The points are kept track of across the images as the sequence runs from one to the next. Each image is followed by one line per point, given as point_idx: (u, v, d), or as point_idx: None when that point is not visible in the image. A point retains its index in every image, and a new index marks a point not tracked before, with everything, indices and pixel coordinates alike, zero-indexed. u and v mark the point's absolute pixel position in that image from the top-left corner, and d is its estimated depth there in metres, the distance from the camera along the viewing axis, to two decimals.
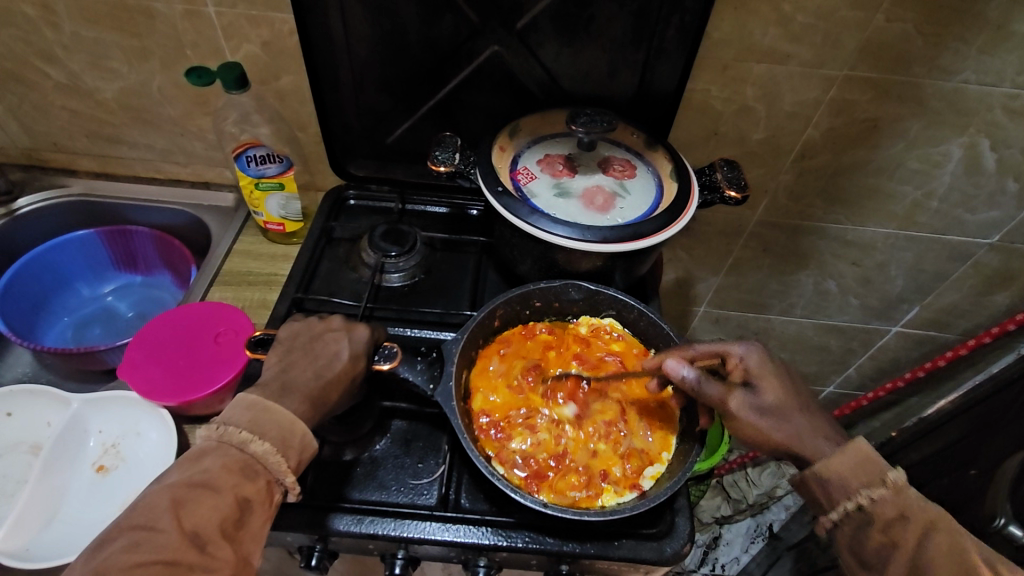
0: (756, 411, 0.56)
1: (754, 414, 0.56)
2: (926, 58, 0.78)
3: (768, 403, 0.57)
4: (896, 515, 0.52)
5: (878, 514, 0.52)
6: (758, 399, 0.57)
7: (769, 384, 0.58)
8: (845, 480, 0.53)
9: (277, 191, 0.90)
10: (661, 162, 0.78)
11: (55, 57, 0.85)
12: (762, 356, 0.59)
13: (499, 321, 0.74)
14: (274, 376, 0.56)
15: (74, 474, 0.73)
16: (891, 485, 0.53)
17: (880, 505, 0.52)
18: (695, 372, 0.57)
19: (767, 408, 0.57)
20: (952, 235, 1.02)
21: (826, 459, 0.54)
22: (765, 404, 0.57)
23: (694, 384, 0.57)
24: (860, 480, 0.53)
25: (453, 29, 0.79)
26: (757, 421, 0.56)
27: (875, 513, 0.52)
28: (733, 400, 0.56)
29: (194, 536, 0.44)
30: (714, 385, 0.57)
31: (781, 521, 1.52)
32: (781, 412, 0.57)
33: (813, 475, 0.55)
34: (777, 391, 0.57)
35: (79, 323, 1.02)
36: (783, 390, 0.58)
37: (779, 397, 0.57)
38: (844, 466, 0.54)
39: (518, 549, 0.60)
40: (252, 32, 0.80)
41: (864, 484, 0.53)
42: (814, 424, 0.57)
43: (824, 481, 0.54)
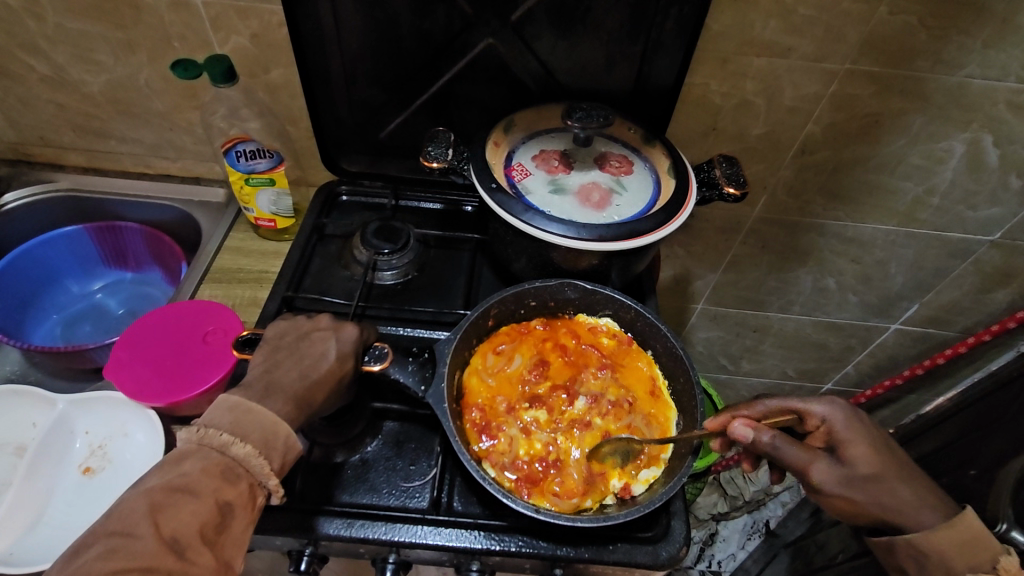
0: (845, 478, 0.58)
1: (842, 481, 0.58)
2: (929, 52, 0.77)
3: (858, 471, 0.58)
4: None
5: None
6: (845, 466, 0.58)
7: (858, 449, 0.59)
8: (947, 560, 0.57)
9: (268, 187, 0.89)
10: (659, 157, 0.76)
11: (39, 49, 0.83)
12: (847, 418, 0.61)
13: (493, 320, 0.72)
14: (259, 376, 0.55)
15: (59, 476, 0.71)
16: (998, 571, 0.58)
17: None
18: (774, 436, 0.57)
19: (857, 477, 0.58)
20: (952, 232, 1.01)
21: (932, 534, 0.57)
22: (856, 473, 0.58)
23: (771, 447, 0.57)
24: (965, 563, 0.57)
25: (447, 21, 0.77)
26: (845, 488, 0.58)
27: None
28: (819, 467, 0.58)
29: (173, 542, 0.42)
30: (796, 449, 0.58)
31: (778, 517, 1.51)
32: (873, 481, 0.58)
33: (909, 545, 0.57)
34: (868, 457, 0.59)
35: (68, 320, 1.00)
36: (874, 457, 0.59)
37: (868, 465, 0.58)
38: (949, 546, 0.57)
39: (511, 554, 0.59)
40: (241, 24, 0.78)
41: (967, 566, 0.57)
42: (907, 492, 0.59)
43: (924, 556, 0.57)
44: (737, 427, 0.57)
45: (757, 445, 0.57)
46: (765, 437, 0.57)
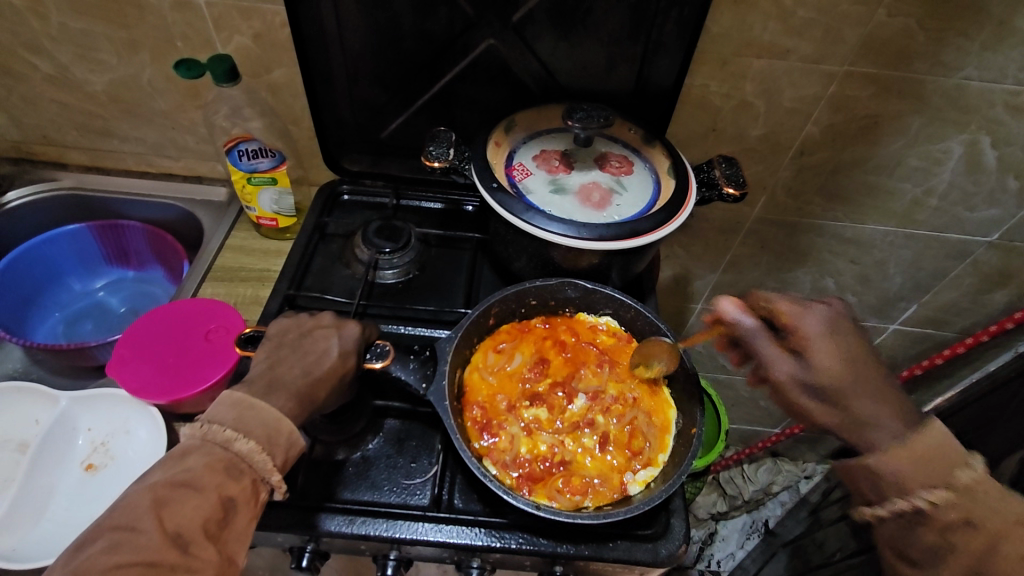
0: (804, 374, 0.57)
1: (798, 377, 0.58)
2: (927, 54, 0.77)
3: (820, 372, 0.57)
4: (960, 520, 0.50)
5: (937, 517, 0.51)
6: (811, 364, 0.57)
7: (824, 351, 0.57)
8: (902, 481, 0.52)
9: (270, 185, 0.89)
10: (659, 157, 0.77)
11: (42, 48, 0.84)
12: (831, 326, 0.59)
13: (494, 319, 0.73)
14: (262, 372, 0.55)
15: (62, 473, 0.72)
16: (959, 490, 0.51)
17: (941, 509, 0.51)
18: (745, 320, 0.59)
19: (817, 376, 0.57)
20: (951, 233, 1.02)
21: (882, 453, 0.53)
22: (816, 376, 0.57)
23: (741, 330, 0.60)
24: (922, 480, 0.51)
25: (448, 22, 0.78)
26: (799, 383, 0.58)
27: (935, 515, 0.51)
28: (771, 363, 0.59)
29: (176, 536, 0.43)
30: (766, 340, 0.59)
31: (777, 517, 1.51)
32: (831, 387, 0.56)
33: (866, 468, 0.53)
34: (832, 363, 0.57)
35: (70, 318, 1.01)
36: (843, 366, 0.57)
37: (832, 368, 0.57)
38: (907, 466, 0.52)
39: (511, 551, 0.60)
40: (243, 23, 0.79)
41: (925, 486, 0.51)
42: (874, 406, 0.55)
43: (877, 476, 0.53)
44: (724, 303, 0.60)
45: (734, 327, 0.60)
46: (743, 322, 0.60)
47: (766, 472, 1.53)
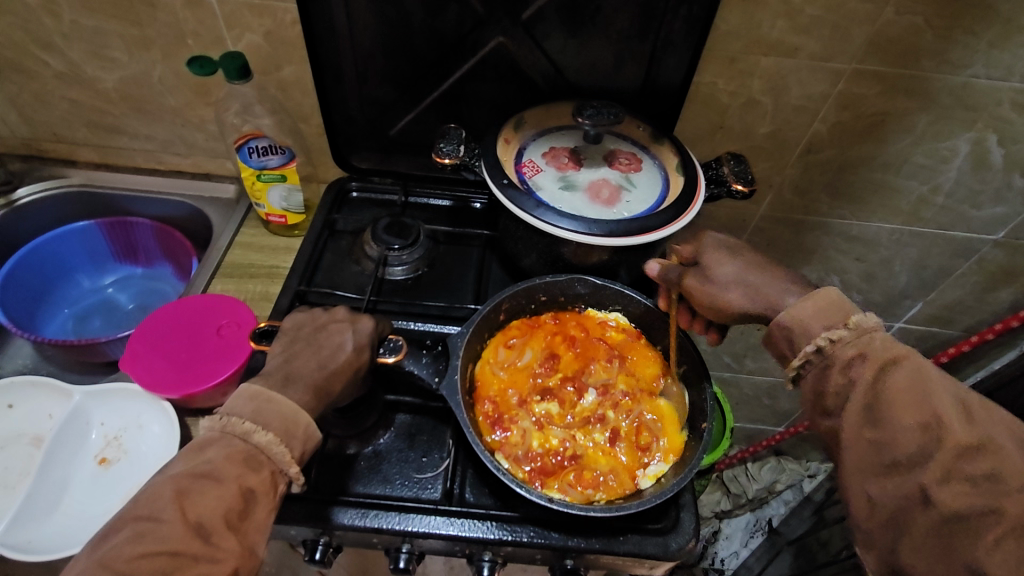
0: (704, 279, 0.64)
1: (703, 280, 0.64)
2: (934, 52, 0.78)
3: (716, 272, 0.63)
4: (856, 354, 0.53)
5: (838, 354, 0.54)
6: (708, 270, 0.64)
7: (716, 257, 0.64)
8: (807, 329, 0.55)
9: (280, 183, 0.90)
10: (667, 155, 0.77)
11: (55, 46, 0.84)
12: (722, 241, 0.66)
13: (504, 315, 0.73)
14: (278, 366, 0.56)
15: (75, 467, 0.72)
16: (853, 327, 0.53)
17: (839, 346, 0.54)
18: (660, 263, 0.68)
19: (716, 274, 0.63)
20: (956, 231, 1.02)
21: (784, 313, 0.57)
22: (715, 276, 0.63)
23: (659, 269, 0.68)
24: (821, 322, 0.55)
25: (458, 20, 0.78)
26: (705, 286, 0.63)
27: (832, 354, 0.54)
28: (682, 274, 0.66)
29: (198, 526, 0.43)
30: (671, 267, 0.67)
31: (782, 515, 1.49)
32: (727, 283, 0.62)
33: (781, 330, 0.57)
34: (721, 264, 0.63)
35: (79, 315, 1.01)
36: (732, 264, 0.63)
37: (722, 271, 0.63)
38: (805, 314, 0.56)
39: (523, 544, 0.60)
40: (254, 21, 0.79)
41: (824, 326, 0.55)
42: (768, 284, 0.61)
43: (789, 333, 0.57)
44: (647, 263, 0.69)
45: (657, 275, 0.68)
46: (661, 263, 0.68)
47: (770, 471, 1.51)
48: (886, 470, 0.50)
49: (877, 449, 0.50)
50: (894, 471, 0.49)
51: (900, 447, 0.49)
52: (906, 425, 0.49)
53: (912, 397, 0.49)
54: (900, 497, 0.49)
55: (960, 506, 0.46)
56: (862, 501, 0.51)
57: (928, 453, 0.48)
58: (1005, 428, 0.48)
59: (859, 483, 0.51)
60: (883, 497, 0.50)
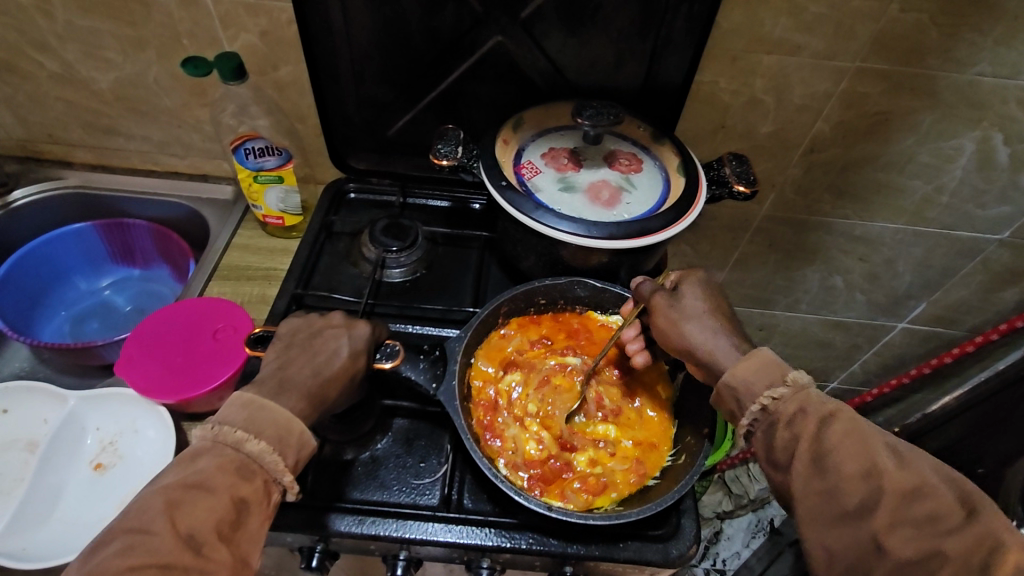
0: (671, 309, 0.60)
1: (669, 310, 0.60)
2: (940, 50, 0.76)
3: (683, 304, 0.60)
4: (796, 410, 0.50)
5: (779, 412, 0.51)
6: (677, 303, 0.61)
7: (692, 291, 0.61)
8: (750, 387, 0.53)
9: (276, 184, 0.89)
10: (668, 155, 0.76)
11: (49, 46, 0.83)
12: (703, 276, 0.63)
13: (504, 318, 0.72)
14: (272, 372, 0.55)
15: (70, 473, 0.72)
16: (791, 384, 0.52)
17: (781, 403, 0.51)
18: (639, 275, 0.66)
19: (682, 308, 0.60)
20: (961, 231, 1.01)
21: (731, 368, 0.54)
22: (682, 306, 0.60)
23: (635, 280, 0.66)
24: (763, 381, 0.52)
25: (456, 19, 0.77)
26: (672, 317, 0.60)
27: (776, 411, 0.51)
28: (654, 291, 0.62)
29: (189, 538, 0.43)
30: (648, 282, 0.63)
31: (782, 516, 1.52)
32: (692, 320, 0.59)
33: (725, 386, 0.54)
34: (692, 298, 0.61)
35: (76, 317, 1.00)
36: (705, 302, 0.60)
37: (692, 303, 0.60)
38: (751, 371, 0.53)
39: (522, 551, 0.59)
40: (250, 21, 0.78)
41: (767, 387, 0.52)
42: (727, 331, 0.58)
43: (733, 390, 0.54)
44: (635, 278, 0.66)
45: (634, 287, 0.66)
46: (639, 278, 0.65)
47: None
48: (838, 520, 0.46)
49: (826, 504, 0.47)
50: (848, 520, 0.46)
51: (850, 498, 0.45)
52: (850, 472, 0.46)
53: (852, 443, 0.47)
54: (855, 552, 0.45)
55: (914, 554, 0.43)
56: (822, 558, 0.47)
57: (873, 503, 0.45)
58: (933, 466, 0.46)
59: (815, 537, 0.47)
60: (838, 550, 0.46)
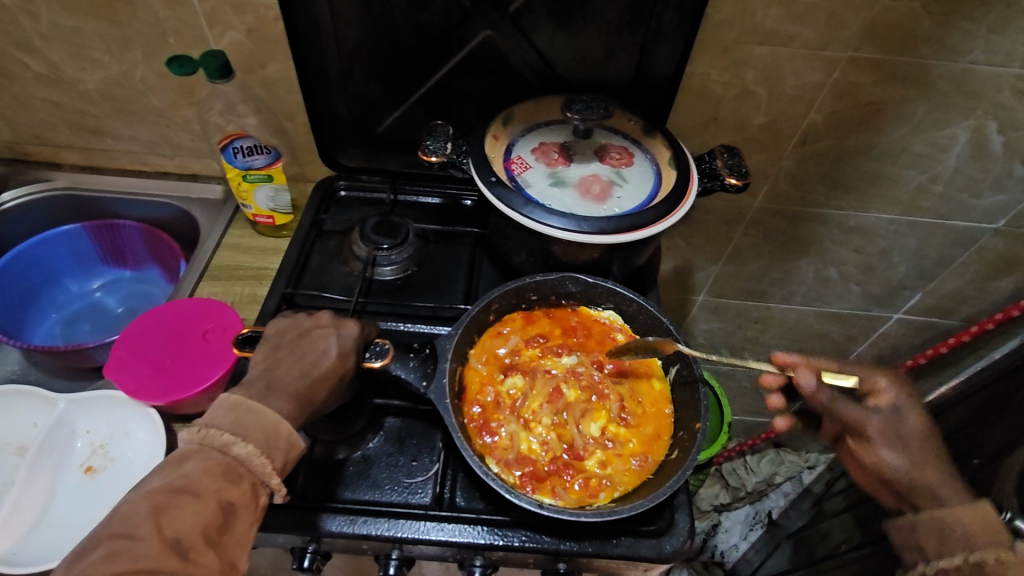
0: (894, 438, 0.56)
1: (891, 438, 0.56)
2: (933, 39, 0.76)
3: (904, 427, 0.56)
4: None
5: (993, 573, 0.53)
6: (897, 426, 0.56)
7: (914, 409, 0.57)
8: (969, 538, 0.54)
9: (266, 183, 0.88)
10: (660, 148, 0.75)
11: (33, 46, 0.82)
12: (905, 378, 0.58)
13: (495, 315, 0.72)
14: (259, 374, 0.54)
15: (61, 476, 0.71)
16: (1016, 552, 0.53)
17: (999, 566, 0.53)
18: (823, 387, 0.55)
19: (903, 434, 0.56)
20: (956, 220, 1.00)
21: (953, 513, 0.54)
22: (892, 440, 0.56)
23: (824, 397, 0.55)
24: (984, 538, 0.54)
25: (444, 14, 0.76)
26: (893, 445, 0.55)
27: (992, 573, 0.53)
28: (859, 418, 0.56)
29: (175, 543, 0.42)
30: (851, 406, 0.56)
31: (780, 507, 1.52)
32: (910, 450, 0.55)
33: (931, 522, 0.55)
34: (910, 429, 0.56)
35: (68, 319, 1.00)
36: (925, 421, 0.56)
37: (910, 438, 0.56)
38: (973, 522, 0.54)
39: (515, 549, 0.59)
40: (236, 18, 0.77)
41: (987, 545, 0.54)
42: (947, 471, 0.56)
43: (945, 530, 0.55)
44: (801, 374, 0.55)
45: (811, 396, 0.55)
46: (823, 395, 0.55)
47: (768, 463, 1.51)
48: None
49: None
50: None
51: None
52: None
53: None
54: None
55: None
56: None
57: None
58: None
59: None
60: None
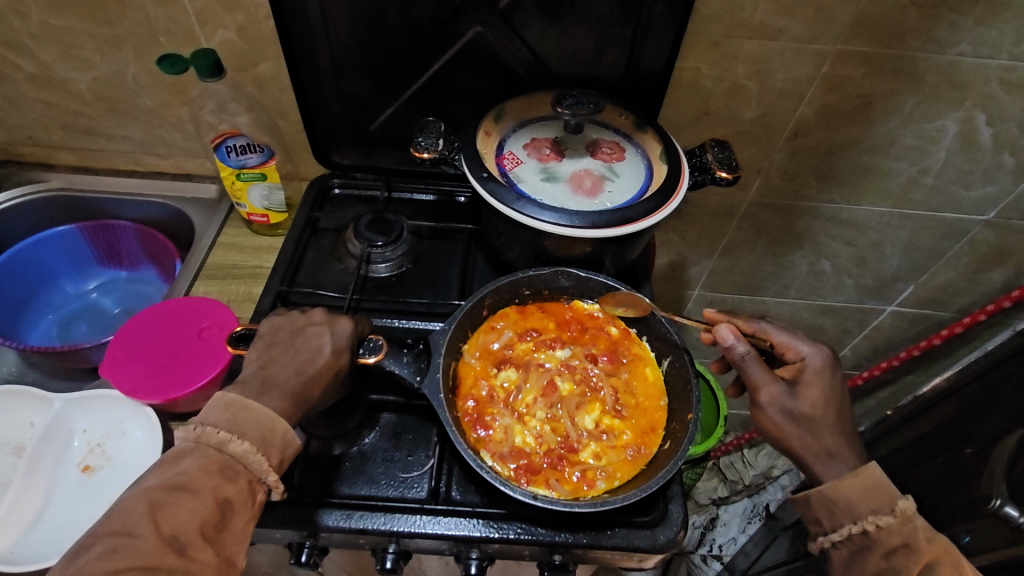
0: (785, 408, 0.60)
1: (780, 408, 0.60)
2: (920, 31, 0.76)
3: (803, 403, 0.60)
4: (901, 543, 0.54)
5: (881, 540, 0.54)
6: (791, 399, 0.60)
7: (813, 392, 0.60)
8: (853, 505, 0.56)
9: (259, 182, 0.89)
10: (651, 143, 0.76)
11: (24, 47, 0.82)
12: (826, 366, 0.62)
13: (488, 309, 0.72)
14: (254, 372, 0.55)
15: (58, 476, 0.72)
16: (899, 514, 0.54)
17: (885, 532, 0.54)
18: (742, 345, 0.61)
19: (795, 408, 0.60)
20: (947, 213, 1.01)
21: (834, 482, 0.57)
22: (797, 409, 0.60)
23: (739, 355, 0.61)
24: (868, 505, 0.55)
25: (434, 11, 0.76)
26: (781, 416, 0.60)
27: (877, 539, 0.55)
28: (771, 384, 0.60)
29: (172, 540, 0.43)
30: (760, 368, 0.61)
31: (778, 500, 1.50)
32: (811, 421, 0.59)
33: (823, 496, 0.57)
34: (816, 401, 0.60)
35: (64, 321, 1.00)
36: (826, 403, 0.60)
37: (813, 411, 0.59)
38: (856, 491, 0.56)
39: (509, 541, 0.60)
40: (227, 17, 0.78)
41: (871, 511, 0.55)
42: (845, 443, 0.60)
43: (832, 504, 0.57)
44: (720, 328, 0.62)
45: (727, 351, 0.62)
46: (738, 349, 0.61)
47: (766, 457, 1.56)
48: None
49: None
50: None
51: None
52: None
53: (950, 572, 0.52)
54: None
55: None
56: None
57: None
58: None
59: None
60: None
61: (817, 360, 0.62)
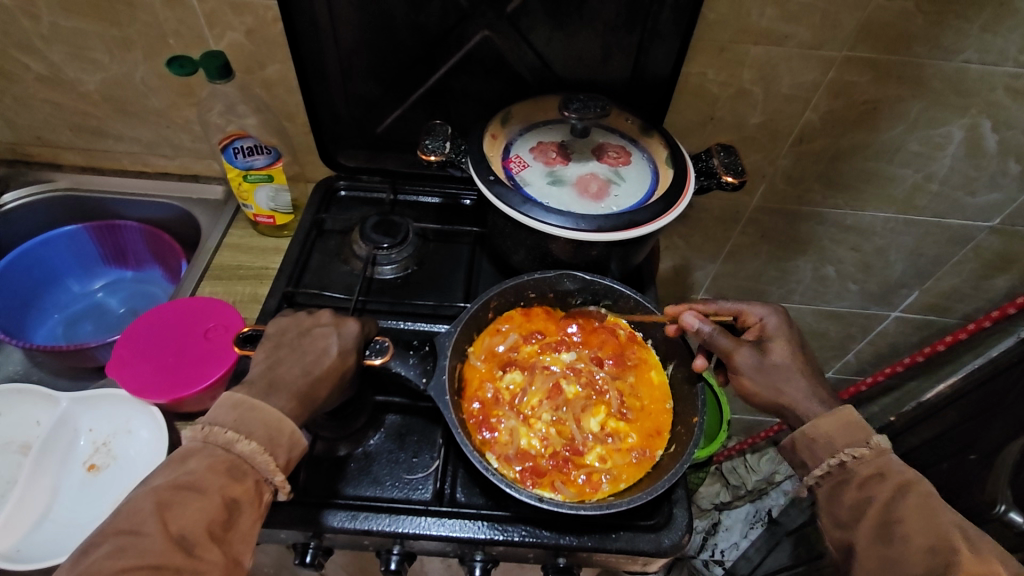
0: (761, 369, 0.61)
1: (758, 370, 0.61)
2: (926, 38, 0.76)
3: (774, 358, 0.62)
4: (875, 474, 0.54)
5: (857, 472, 0.55)
6: (763, 358, 0.61)
7: (779, 347, 0.62)
8: (832, 441, 0.56)
9: (266, 183, 0.89)
10: (657, 148, 0.76)
11: (34, 48, 0.83)
12: (782, 322, 0.64)
13: (494, 312, 0.72)
14: (261, 373, 0.55)
15: (64, 474, 0.72)
16: (873, 447, 0.55)
17: (861, 464, 0.55)
18: (707, 325, 0.63)
19: (770, 368, 0.61)
20: (952, 219, 1.01)
21: (814, 422, 0.57)
22: (772, 365, 0.61)
23: (707, 334, 0.63)
24: (844, 439, 0.56)
25: (441, 14, 0.77)
26: (761, 376, 0.61)
27: (854, 471, 0.55)
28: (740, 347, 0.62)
29: (180, 539, 0.43)
30: (726, 337, 0.63)
31: (780, 506, 1.52)
32: (788, 373, 0.61)
33: (805, 437, 0.57)
34: (784, 354, 0.62)
35: (70, 320, 1.00)
36: (793, 355, 0.62)
37: (786, 364, 0.61)
38: (832, 428, 0.56)
39: (514, 543, 0.60)
40: (236, 19, 0.78)
41: (848, 444, 0.56)
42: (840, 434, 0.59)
43: (812, 442, 0.57)
44: (684, 316, 0.64)
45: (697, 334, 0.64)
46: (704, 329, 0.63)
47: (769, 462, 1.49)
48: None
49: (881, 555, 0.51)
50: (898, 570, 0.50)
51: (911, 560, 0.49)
52: (917, 546, 0.49)
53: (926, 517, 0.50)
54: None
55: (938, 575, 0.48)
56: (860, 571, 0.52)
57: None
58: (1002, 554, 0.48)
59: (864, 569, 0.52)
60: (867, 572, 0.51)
61: (772, 319, 0.64)
